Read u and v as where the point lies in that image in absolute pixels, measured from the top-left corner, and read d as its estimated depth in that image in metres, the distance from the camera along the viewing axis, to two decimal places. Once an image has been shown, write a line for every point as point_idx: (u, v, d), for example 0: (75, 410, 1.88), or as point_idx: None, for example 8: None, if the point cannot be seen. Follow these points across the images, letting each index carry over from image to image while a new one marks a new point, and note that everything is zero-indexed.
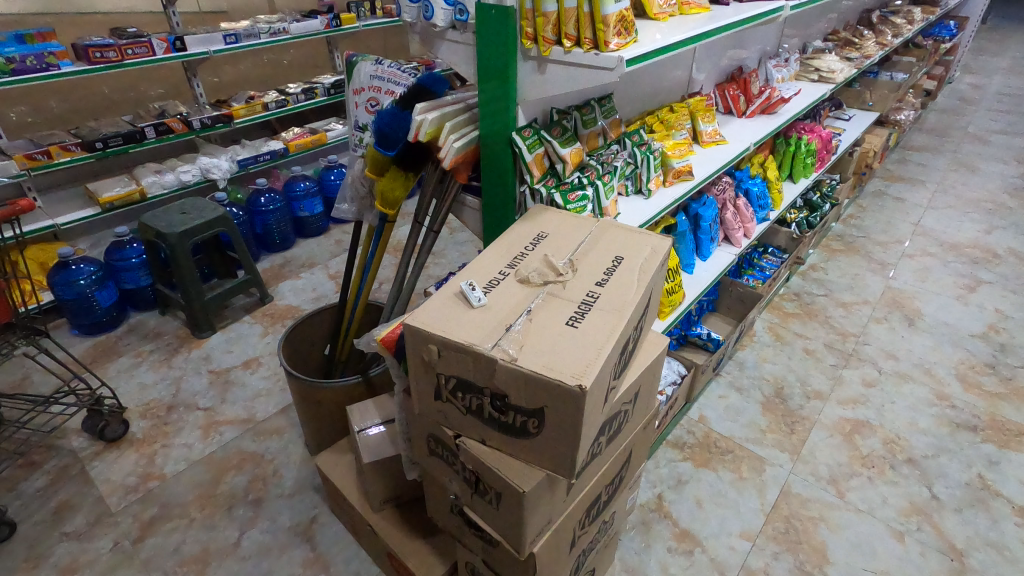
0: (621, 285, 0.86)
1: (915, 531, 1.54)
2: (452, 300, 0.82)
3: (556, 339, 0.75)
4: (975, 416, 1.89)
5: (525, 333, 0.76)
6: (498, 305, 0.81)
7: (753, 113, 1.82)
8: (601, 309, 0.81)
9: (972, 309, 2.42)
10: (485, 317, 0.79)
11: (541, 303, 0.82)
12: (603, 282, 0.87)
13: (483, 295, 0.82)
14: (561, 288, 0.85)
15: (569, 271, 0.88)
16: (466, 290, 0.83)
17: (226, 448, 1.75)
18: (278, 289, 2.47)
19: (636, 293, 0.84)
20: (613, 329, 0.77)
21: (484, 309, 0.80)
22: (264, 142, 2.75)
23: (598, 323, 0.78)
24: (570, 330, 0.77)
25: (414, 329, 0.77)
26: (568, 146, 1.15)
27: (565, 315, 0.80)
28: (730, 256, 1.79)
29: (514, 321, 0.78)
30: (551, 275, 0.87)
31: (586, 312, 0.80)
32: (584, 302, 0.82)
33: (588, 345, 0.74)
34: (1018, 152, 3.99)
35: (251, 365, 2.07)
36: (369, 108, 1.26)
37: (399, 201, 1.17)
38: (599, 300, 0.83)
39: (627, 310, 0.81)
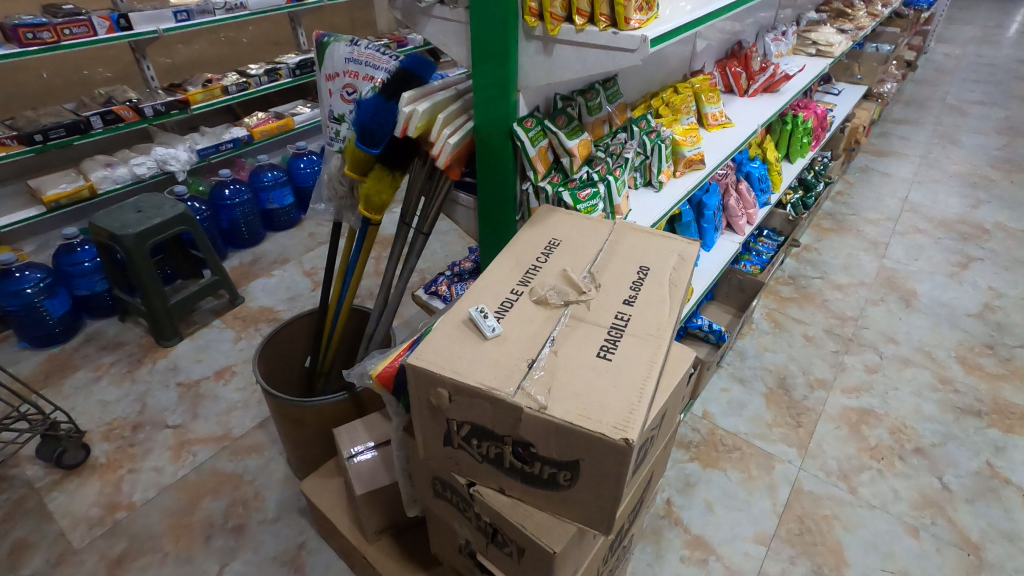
0: (652, 301, 0.75)
1: (929, 526, 1.50)
2: (460, 331, 0.70)
3: (589, 375, 0.64)
4: (978, 400, 1.86)
5: (552, 371, 0.64)
6: (517, 336, 0.69)
7: (755, 92, 1.71)
8: (635, 335, 0.70)
9: (966, 287, 2.39)
10: (502, 350, 0.67)
11: (564, 330, 0.70)
12: (632, 299, 0.76)
13: (497, 324, 0.70)
14: (585, 309, 0.74)
15: (591, 287, 0.77)
16: (476, 317, 0.70)
17: (201, 471, 1.61)
18: (249, 289, 2.30)
19: (671, 312, 0.74)
20: (652, 358, 0.66)
21: (500, 342, 0.68)
22: (225, 128, 2.54)
23: (633, 354, 0.67)
24: (603, 362, 0.66)
25: (419, 370, 0.65)
26: (575, 138, 1.02)
27: (595, 344, 0.68)
28: (735, 245, 1.69)
29: (536, 355, 0.66)
30: (571, 294, 0.76)
31: (619, 339, 0.69)
32: (614, 327, 0.71)
33: (627, 383, 0.63)
34: (997, 123, 3.98)
35: (224, 375, 1.91)
36: (345, 97, 1.11)
37: (385, 204, 1.04)
38: (631, 323, 0.71)
39: (664, 334, 0.70)
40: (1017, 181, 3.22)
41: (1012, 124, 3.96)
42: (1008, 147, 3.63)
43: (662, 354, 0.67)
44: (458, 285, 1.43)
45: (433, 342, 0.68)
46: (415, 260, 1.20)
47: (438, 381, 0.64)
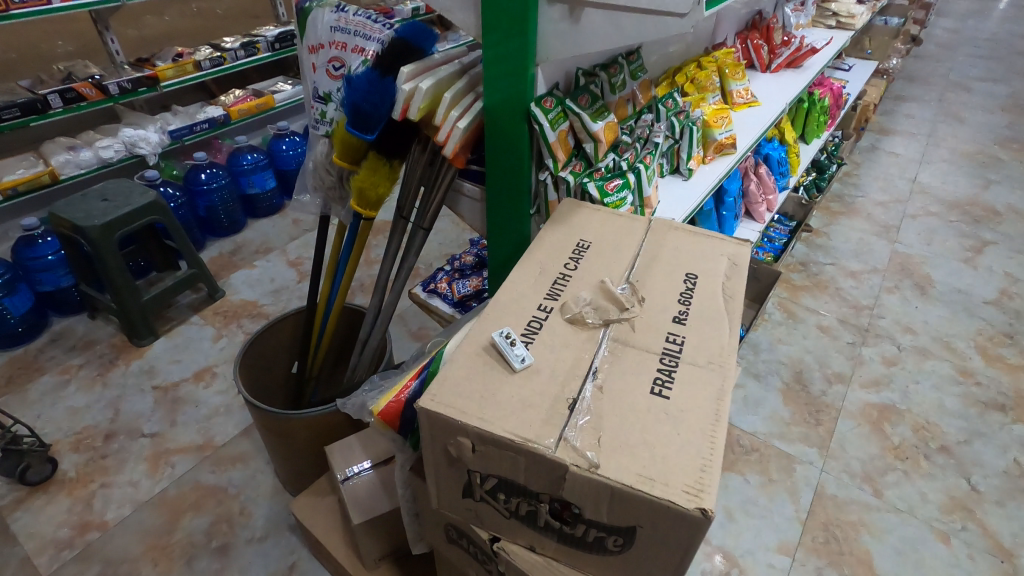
0: (707, 318, 0.63)
1: (960, 531, 1.42)
2: (483, 360, 0.57)
3: (644, 418, 0.52)
4: (1001, 394, 1.79)
5: (599, 414, 0.52)
6: (551, 367, 0.57)
7: (778, 67, 1.58)
8: (693, 363, 0.58)
9: (981, 273, 2.30)
10: (535, 387, 0.55)
11: (608, 358, 0.58)
12: (683, 315, 0.63)
13: (528, 353, 0.57)
14: (630, 329, 0.62)
15: (634, 302, 0.65)
16: (502, 344, 0.58)
17: (180, 484, 1.48)
18: (230, 282, 2.15)
19: (732, 331, 0.62)
20: (718, 394, 0.55)
21: (531, 376, 0.56)
22: (200, 107, 2.35)
23: (695, 388, 0.55)
24: (659, 401, 0.54)
25: (434, 415, 0.53)
26: (600, 120, 0.90)
27: (647, 376, 0.56)
28: (754, 234, 1.57)
29: (577, 393, 0.54)
30: (612, 310, 0.63)
31: (674, 368, 0.57)
32: (667, 352, 0.59)
33: (693, 429, 0.51)
34: (1002, 100, 3.86)
35: (204, 378, 1.78)
36: (331, 72, 0.95)
37: (381, 199, 0.90)
38: (687, 348, 0.60)
39: (729, 360, 0.58)
40: None
41: (1017, 101, 3.84)
42: (1015, 125, 3.53)
43: (730, 388, 0.55)
44: (459, 281, 1.30)
45: (449, 377, 0.56)
46: (413, 258, 1.06)
47: (459, 429, 0.52)
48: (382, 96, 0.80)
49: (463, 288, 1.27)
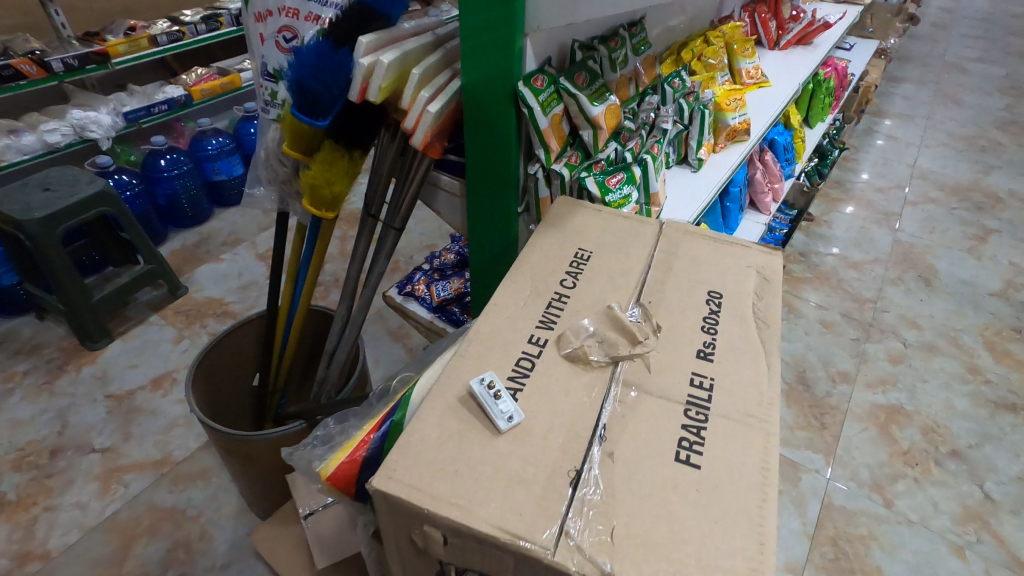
0: (738, 353, 0.51)
1: (975, 544, 1.34)
2: (458, 417, 0.45)
3: (668, 497, 0.40)
4: (1012, 392, 1.70)
5: (610, 496, 0.40)
6: (547, 427, 0.44)
7: (788, 44, 1.46)
8: (727, 416, 0.46)
9: (986, 263, 2.21)
10: (524, 453, 0.42)
11: (620, 411, 0.46)
12: (709, 348, 0.51)
13: (517, 408, 0.45)
14: (645, 369, 0.49)
15: (649, 333, 0.52)
16: (482, 394, 0.45)
17: (134, 506, 1.34)
18: (193, 276, 1.97)
19: (772, 372, 0.50)
20: (761, 462, 0.43)
21: (521, 436, 0.43)
22: (158, 87, 2.15)
23: (728, 453, 0.43)
24: (687, 471, 0.42)
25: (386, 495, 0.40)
26: (599, 102, 0.76)
27: (669, 436, 0.44)
28: (760, 226, 1.46)
29: (580, 462, 0.42)
30: (620, 344, 0.51)
31: (703, 424, 0.45)
32: (692, 403, 0.47)
33: (731, 513, 0.39)
34: (1000, 80, 3.73)
35: (163, 385, 1.62)
36: (281, 44, 0.80)
37: (339, 197, 0.76)
38: (717, 394, 0.47)
39: (771, 412, 0.46)
40: None
41: (1015, 81, 3.72)
42: (1014, 106, 3.42)
43: (775, 453, 0.43)
44: (439, 283, 1.16)
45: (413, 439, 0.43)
46: (383, 263, 0.92)
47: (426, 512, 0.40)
48: (335, 72, 0.66)
49: (443, 290, 1.14)
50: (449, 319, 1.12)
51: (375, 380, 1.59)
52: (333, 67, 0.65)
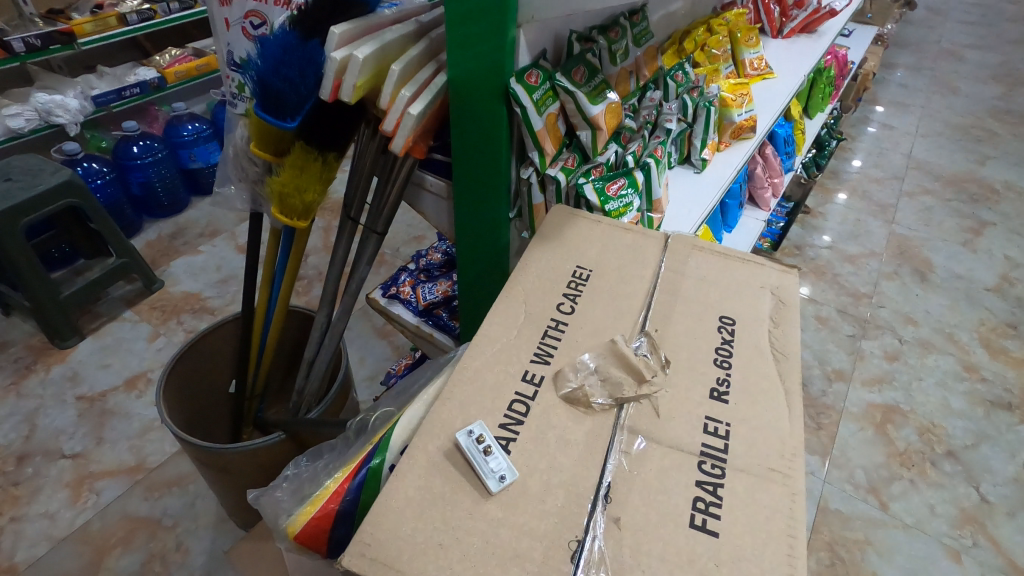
0: (755, 395, 0.50)
1: (972, 548, 1.32)
2: (456, 476, 0.43)
3: (685, 569, 0.39)
4: (1007, 390, 1.69)
5: (624, 567, 0.39)
6: (546, 485, 0.43)
7: (791, 32, 1.39)
8: (744, 471, 0.44)
9: (981, 257, 2.19)
10: (523, 516, 0.41)
11: (633, 465, 0.44)
12: (722, 388, 0.50)
13: (508, 465, 0.43)
14: (652, 414, 0.47)
15: (657, 369, 0.51)
16: (471, 447, 0.44)
17: (106, 516, 1.27)
18: (168, 269, 1.88)
19: (793, 417, 0.48)
20: (787, 523, 0.42)
21: (518, 499, 0.42)
22: (130, 69, 2.03)
23: (747, 512, 0.42)
24: (705, 539, 0.41)
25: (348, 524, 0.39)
26: (599, 100, 0.70)
27: (684, 494, 0.43)
28: (760, 223, 1.40)
29: (589, 522, 0.41)
30: (623, 384, 0.49)
31: (720, 480, 0.44)
32: (706, 455, 0.45)
33: None
34: (994, 68, 3.67)
35: (137, 386, 1.54)
36: (248, 30, 0.71)
37: (311, 205, 0.70)
38: (733, 444, 0.46)
39: (795, 463, 0.45)
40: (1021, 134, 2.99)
41: (1010, 69, 3.66)
42: (1010, 95, 3.37)
43: (800, 511, 0.42)
44: (425, 285, 1.09)
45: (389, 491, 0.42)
46: (365, 269, 0.83)
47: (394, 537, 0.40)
48: (302, 67, 0.59)
49: (430, 293, 1.07)
50: (437, 324, 1.06)
51: (360, 380, 1.52)
52: (300, 62, 0.59)
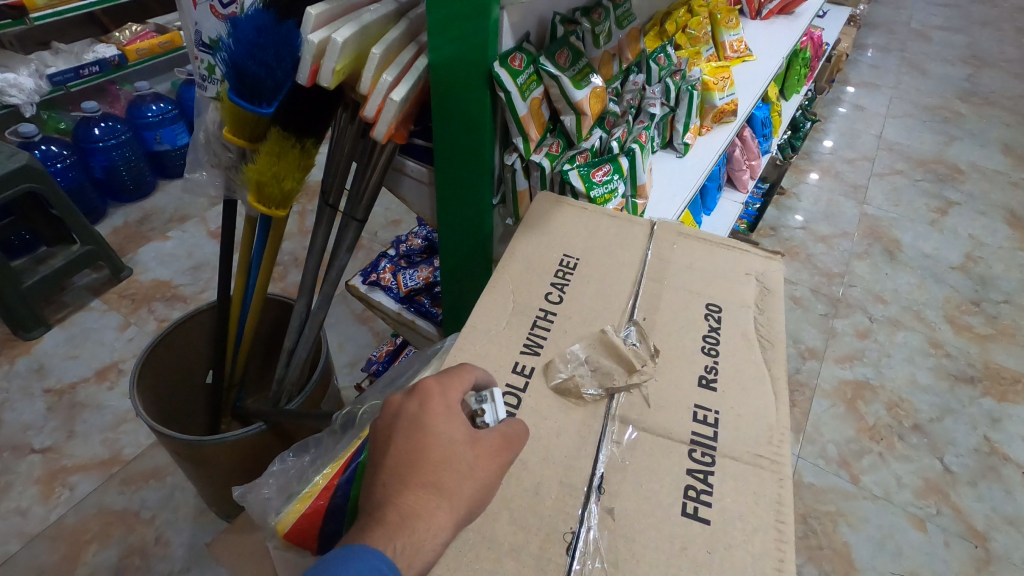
0: (743, 383, 0.51)
1: (935, 516, 1.38)
2: None
3: (675, 561, 0.40)
4: (970, 365, 1.75)
5: (618, 560, 0.40)
6: (538, 478, 0.44)
7: (769, 14, 1.40)
8: (736, 460, 0.45)
9: (947, 236, 2.25)
10: (516, 509, 0.43)
11: (626, 456, 0.45)
12: (711, 375, 0.51)
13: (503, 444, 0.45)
14: (643, 405, 0.48)
15: (646, 358, 0.51)
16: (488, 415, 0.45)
17: (81, 511, 1.24)
18: (137, 256, 1.82)
19: (780, 404, 0.49)
20: (776, 510, 0.43)
21: (512, 492, 0.44)
22: (87, 46, 1.93)
23: (736, 500, 0.43)
24: (696, 528, 0.42)
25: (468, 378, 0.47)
26: (583, 86, 0.69)
27: (676, 484, 0.44)
28: (738, 206, 1.42)
29: (582, 513, 0.42)
30: (614, 376, 0.50)
31: (710, 467, 0.45)
32: (697, 446, 0.46)
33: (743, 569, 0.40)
34: (961, 50, 3.73)
35: (108, 377, 1.49)
36: (216, 9, 0.67)
37: (290, 193, 0.68)
38: (721, 432, 0.47)
39: (783, 449, 0.46)
40: (986, 115, 3.06)
41: (975, 51, 3.73)
42: (975, 76, 3.44)
43: (789, 496, 0.43)
44: (406, 271, 1.08)
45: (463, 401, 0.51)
46: (345, 257, 0.81)
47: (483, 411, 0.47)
48: (279, 50, 0.57)
49: (411, 280, 1.05)
50: (418, 311, 1.05)
51: (339, 366, 1.51)
52: (276, 45, 0.56)
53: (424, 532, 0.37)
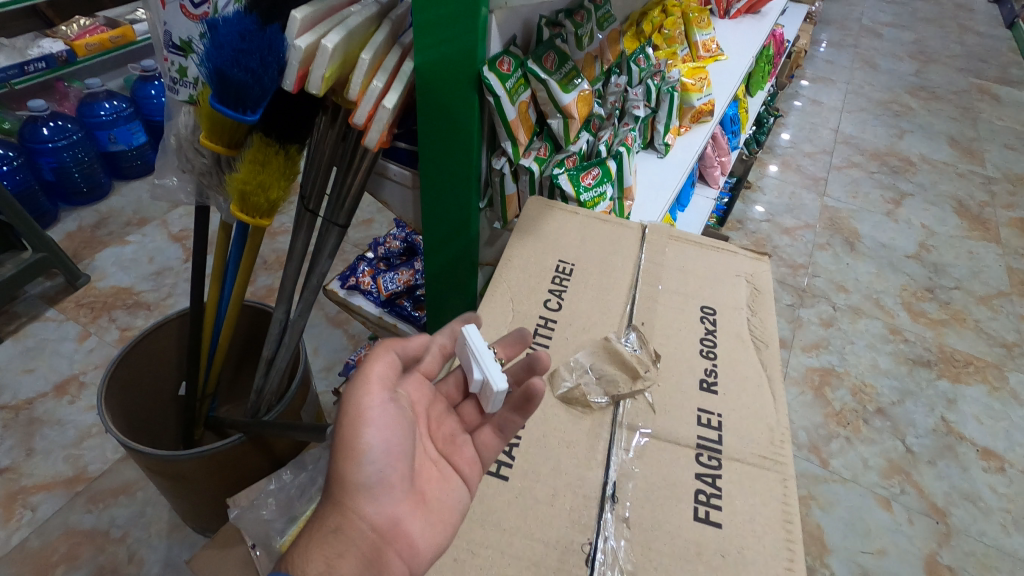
0: (740, 385, 0.54)
1: (900, 495, 1.44)
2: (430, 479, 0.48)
3: (691, 564, 0.43)
4: (926, 349, 1.84)
5: (636, 565, 0.43)
6: (551, 490, 0.47)
7: (737, 14, 1.43)
8: (744, 464, 0.48)
9: (902, 226, 2.35)
10: (532, 525, 0.45)
11: (641, 465, 0.48)
12: (711, 378, 0.54)
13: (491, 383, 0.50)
14: (650, 412, 0.51)
15: (649, 363, 0.54)
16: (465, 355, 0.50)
17: (45, 533, 1.18)
18: (93, 262, 1.73)
19: (778, 402, 0.52)
20: (783, 510, 0.45)
21: (527, 505, 0.46)
22: (32, 41, 1.81)
23: (743, 504, 0.46)
24: (708, 531, 0.44)
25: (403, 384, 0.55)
26: (571, 89, 0.69)
27: (688, 489, 0.46)
28: (710, 202, 1.45)
29: (599, 522, 0.45)
30: (620, 381, 0.53)
31: (717, 470, 0.47)
32: (704, 450, 0.49)
33: (757, 566, 0.43)
34: (909, 46, 3.88)
35: (68, 391, 1.42)
36: (188, 8, 0.60)
37: (273, 203, 0.66)
38: (726, 434, 0.50)
39: (784, 450, 0.49)
40: (934, 109, 3.20)
41: (922, 47, 3.88)
42: (924, 71, 3.58)
43: (793, 494, 0.46)
44: (386, 274, 1.05)
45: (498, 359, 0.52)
46: (327, 263, 0.78)
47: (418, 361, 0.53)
48: (263, 56, 0.55)
49: (391, 283, 1.03)
50: (400, 314, 1.03)
51: (315, 372, 1.47)
52: (261, 51, 0.54)
53: (319, 530, 0.44)
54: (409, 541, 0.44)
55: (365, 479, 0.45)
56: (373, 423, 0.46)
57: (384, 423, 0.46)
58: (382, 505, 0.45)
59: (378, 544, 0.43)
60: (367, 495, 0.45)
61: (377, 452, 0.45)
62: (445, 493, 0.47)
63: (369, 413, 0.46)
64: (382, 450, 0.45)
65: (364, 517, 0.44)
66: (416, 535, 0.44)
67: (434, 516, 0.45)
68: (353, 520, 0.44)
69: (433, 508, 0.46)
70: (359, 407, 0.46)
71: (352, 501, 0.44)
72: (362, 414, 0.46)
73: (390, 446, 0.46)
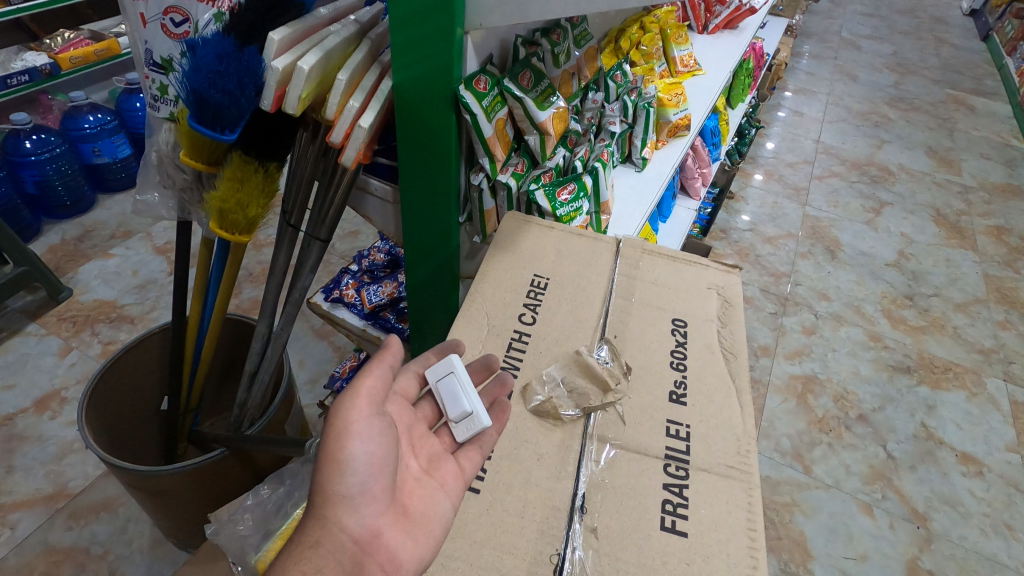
0: (710, 396, 0.55)
1: (881, 501, 1.46)
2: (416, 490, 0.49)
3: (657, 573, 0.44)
4: (907, 356, 1.87)
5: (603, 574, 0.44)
6: (523, 502, 0.48)
7: (715, 29, 1.46)
8: (713, 475, 0.49)
9: (882, 235, 2.39)
10: (502, 537, 0.46)
11: (611, 476, 0.49)
12: (681, 390, 0.55)
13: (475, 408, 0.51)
14: (620, 423, 0.52)
15: (620, 376, 0.56)
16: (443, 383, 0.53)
17: (24, 551, 1.16)
18: (76, 276, 1.72)
19: (745, 413, 0.54)
20: (748, 518, 0.46)
21: (499, 520, 0.47)
22: (15, 54, 1.81)
23: (707, 513, 0.47)
24: (675, 539, 0.45)
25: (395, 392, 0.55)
26: (546, 106, 0.70)
27: (657, 501, 0.47)
28: (691, 213, 1.47)
29: (567, 529, 0.46)
30: (593, 395, 0.54)
31: (684, 481, 0.49)
32: (673, 461, 0.50)
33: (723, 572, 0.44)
34: (887, 58, 3.97)
35: (49, 406, 1.40)
36: (168, 28, 0.61)
37: (253, 219, 0.67)
38: (695, 446, 0.51)
39: (750, 460, 0.50)
40: (912, 119, 3.26)
41: (900, 59, 3.97)
42: (901, 83, 3.66)
43: (758, 504, 0.47)
44: (370, 287, 1.05)
45: None
46: (309, 277, 0.78)
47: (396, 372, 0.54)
48: (241, 77, 0.56)
49: (374, 295, 1.03)
50: (383, 326, 1.03)
51: (301, 384, 1.47)
52: (239, 72, 0.55)
53: (298, 543, 0.44)
54: (391, 554, 0.45)
55: (348, 492, 0.46)
56: (358, 436, 0.47)
57: (367, 436, 0.47)
58: (365, 518, 0.46)
59: (358, 556, 0.44)
60: (349, 507, 0.46)
61: (360, 464, 0.46)
62: (428, 508, 0.47)
63: (354, 426, 0.47)
64: (365, 463, 0.46)
65: (345, 529, 0.45)
66: (397, 549, 0.45)
67: (417, 529, 0.46)
68: (333, 533, 0.45)
69: (415, 522, 0.46)
70: (345, 420, 0.47)
71: (334, 514, 0.45)
72: (347, 426, 0.46)
73: (375, 460, 0.47)
